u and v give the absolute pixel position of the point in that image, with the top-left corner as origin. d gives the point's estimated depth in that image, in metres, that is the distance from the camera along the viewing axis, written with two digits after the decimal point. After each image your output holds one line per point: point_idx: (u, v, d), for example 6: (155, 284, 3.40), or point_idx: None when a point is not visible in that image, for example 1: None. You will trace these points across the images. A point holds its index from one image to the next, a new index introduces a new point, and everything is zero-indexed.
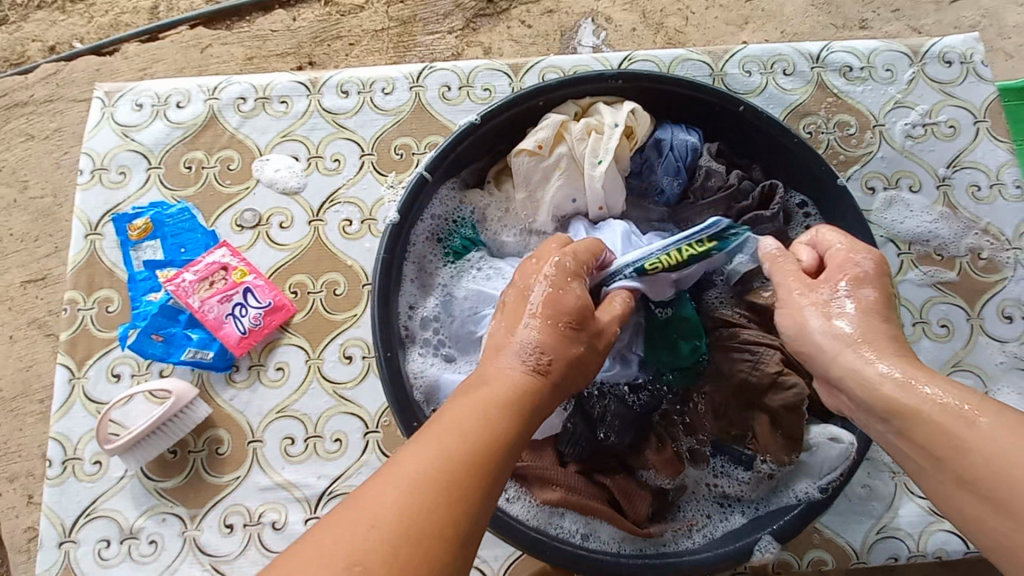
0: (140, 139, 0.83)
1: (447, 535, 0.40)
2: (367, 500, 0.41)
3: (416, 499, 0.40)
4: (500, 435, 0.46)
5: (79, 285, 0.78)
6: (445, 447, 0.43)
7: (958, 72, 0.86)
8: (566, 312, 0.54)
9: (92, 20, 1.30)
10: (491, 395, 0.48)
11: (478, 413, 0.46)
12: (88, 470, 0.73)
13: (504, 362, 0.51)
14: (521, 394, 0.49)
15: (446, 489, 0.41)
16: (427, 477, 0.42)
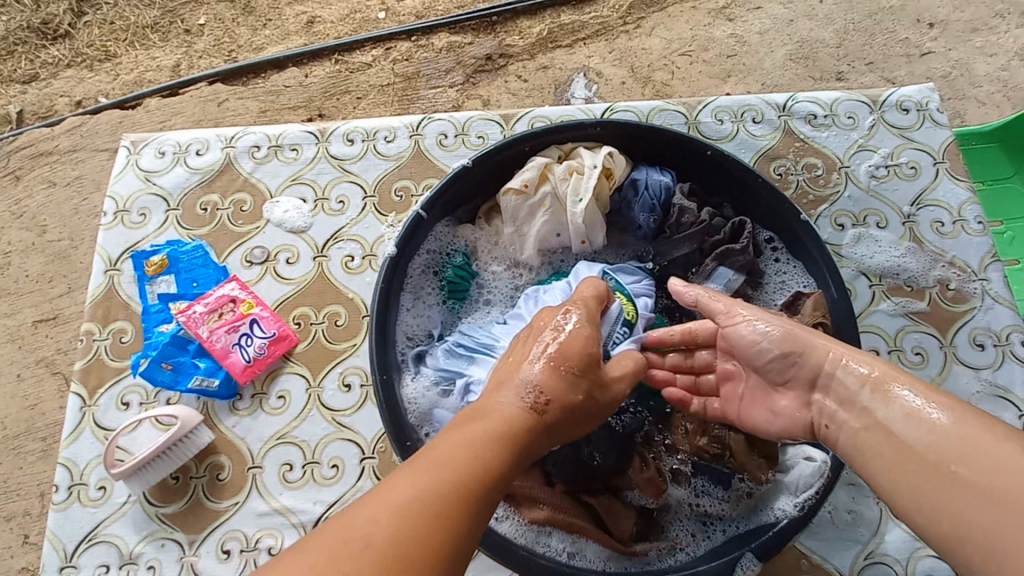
0: (161, 183, 0.90)
1: (434, 553, 0.42)
2: (359, 514, 0.43)
3: (408, 517, 0.43)
4: (492, 464, 0.49)
5: (96, 317, 0.83)
6: (437, 473, 0.46)
7: (915, 118, 0.94)
8: (570, 359, 0.57)
9: (117, 76, 1.42)
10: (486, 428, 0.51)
11: (471, 444, 0.49)
12: (93, 495, 0.75)
13: (501, 399, 0.55)
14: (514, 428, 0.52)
15: (435, 510, 0.44)
16: (416, 500, 0.44)
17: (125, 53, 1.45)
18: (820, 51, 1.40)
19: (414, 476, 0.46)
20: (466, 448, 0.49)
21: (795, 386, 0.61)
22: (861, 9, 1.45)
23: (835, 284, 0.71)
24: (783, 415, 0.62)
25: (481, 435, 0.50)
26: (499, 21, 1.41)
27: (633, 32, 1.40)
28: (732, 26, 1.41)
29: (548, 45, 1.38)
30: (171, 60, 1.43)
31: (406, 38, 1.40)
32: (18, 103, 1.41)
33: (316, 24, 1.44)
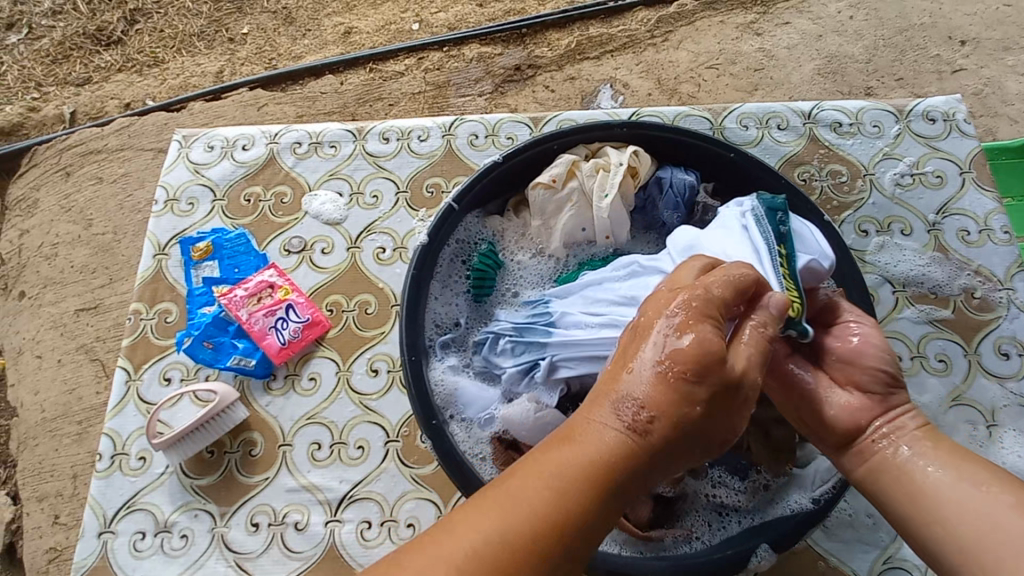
0: (209, 174, 0.96)
1: None
2: (421, 554, 0.44)
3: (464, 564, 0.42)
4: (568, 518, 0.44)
5: (143, 297, 0.88)
6: (511, 521, 0.44)
7: (942, 128, 0.96)
8: (690, 361, 0.48)
9: (164, 81, 1.51)
10: (578, 461, 0.46)
11: (555, 488, 0.45)
12: (133, 465, 0.79)
13: (603, 422, 0.48)
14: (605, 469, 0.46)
15: (502, 568, 0.42)
16: (485, 552, 0.43)
17: (172, 60, 1.54)
18: (848, 66, 1.41)
19: (488, 521, 0.44)
20: (547, 492, 0.45)
21: (871, 391, 0.62)
22: (890, 26, 1.46)
23: (857, 284, 0.73)
24: (844, 410, 0.62)
25: (567, 475, 0.46)
26: (528, 34, 1.46)
27: (660, 45, 1.43)
28: (760, 40, 1.43)
29: (576, 57, 1.42)
30: (215, 66, 1.51)
31: (438, 48, 1.46)
32: (72, 104, 1.49)
33: (353, 35, 1.51)
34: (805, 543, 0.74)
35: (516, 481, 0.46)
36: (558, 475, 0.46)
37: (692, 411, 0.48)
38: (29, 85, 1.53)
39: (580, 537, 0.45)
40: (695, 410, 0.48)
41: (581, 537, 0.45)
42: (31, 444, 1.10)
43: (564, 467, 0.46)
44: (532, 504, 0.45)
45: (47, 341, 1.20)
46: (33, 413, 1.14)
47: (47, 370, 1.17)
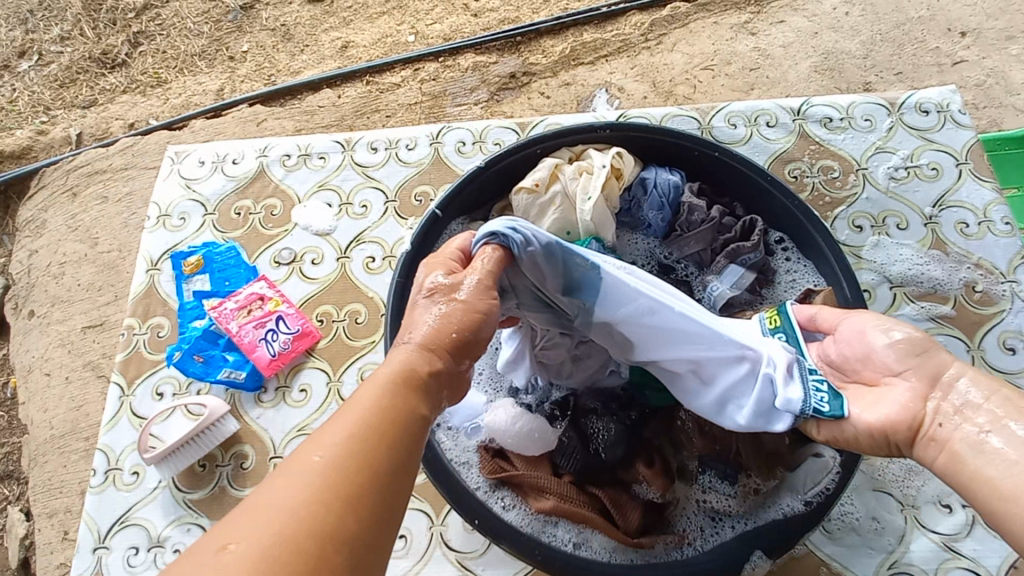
0: (200, 190, 0.97)
1: (357, 508, 0.41)
2: (274, 496, 0.40)
3: (325, 480, 0.41)
4: (403, 414, 0.47)
5: (136, 313, 0.89)
6: (341, 439, 0.44)
7: (936, 120, 0.95)
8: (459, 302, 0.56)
9: (166, 101, 1.53)
10: (375, 380, 0.49)
11: (381, 394, 0.47)
12: (127, 479, 0.80)
13: (401, 350, 0.52)
14: (411, 369, 0.50)
15: (359, 466, 0.43)
16: (340, 463, 0.42)
17: (174, 79, 1.56)
18: (846, 62, 1.39)
19: (306, 457, 0.42)
20: (356, 409, 0.46)
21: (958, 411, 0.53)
22: (887, 21, 1.44)
23: (849, 280, 0.72)
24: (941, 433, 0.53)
25: (390, 385, 0.48)
26: (522, 41, 1.46)
27: (654, 49, 1.43)
28: (755, 40, 1.43)
29: (570, 63, 1.42)
30: (215, 84, 1.53)
31: (433, 59, 1.47)
32: (78, 126, 1.52)
33: (350, 49, 1.52)
34: (806, 548, 0.72)
35: (349, 405, 0.47)
36: (379, 389, 0.48)
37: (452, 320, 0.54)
38: (38, 110, 1.56)
39: (417, 426, 0.48)
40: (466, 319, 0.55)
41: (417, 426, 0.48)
42: (40, 462, 1.11)
43: (378, 379, 0.49)
44: (347, 428, 0.45)
45: (55, 359, 1.21)
46: (42, 430, 1.15)
47: (56, 388, 1.18)
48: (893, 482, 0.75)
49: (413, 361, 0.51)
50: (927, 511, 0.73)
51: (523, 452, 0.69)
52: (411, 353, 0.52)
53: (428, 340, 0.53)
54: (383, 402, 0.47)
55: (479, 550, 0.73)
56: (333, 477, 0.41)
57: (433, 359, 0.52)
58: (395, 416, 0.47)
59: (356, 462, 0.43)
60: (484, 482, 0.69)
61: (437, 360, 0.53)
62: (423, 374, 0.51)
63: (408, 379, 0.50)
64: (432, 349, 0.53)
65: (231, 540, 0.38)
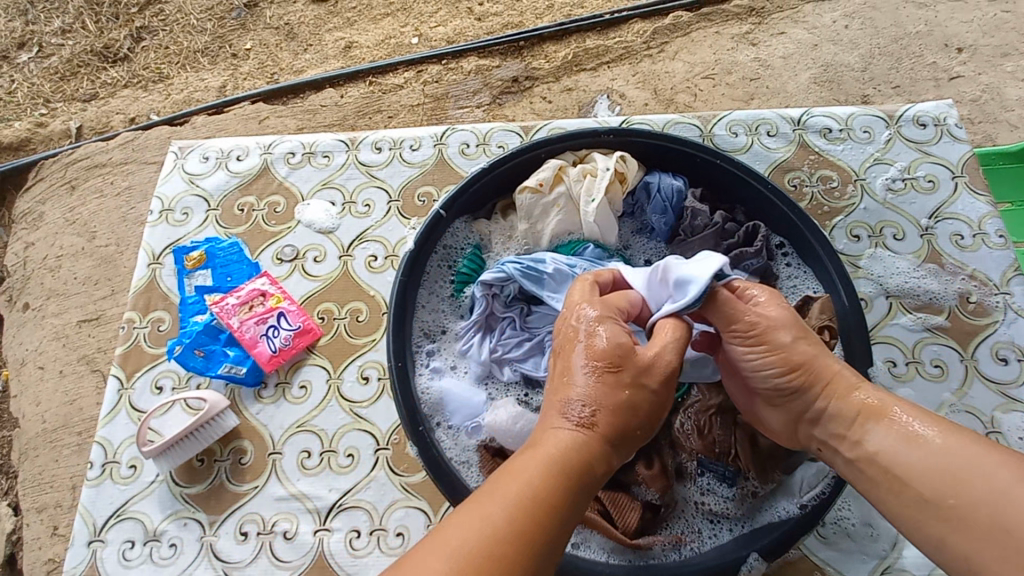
0: (204, 185, 0.98)
1: None
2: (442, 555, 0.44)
3: (488, 553, 0.44)
4: (563, 500, 0.50)
5: (137, 306, 0.89)
6: (507, 514, 0.47)
7: (933, 133, 0.96)
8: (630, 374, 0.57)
9: (167, 96, 1.53)
10: (547, 462, 0.51)
11: (544, 472, 0.50)
12: (124, 473, 0.79)
13: (568, 423, 0.55)
14: (574, 452, 0.52)
15: (518, 546, 0.46)
16: (504, 538, 0.46)
17: (176, 75, 1.56)
18: (845, 74, 1.41)
19: (473, 521, 0.46)
20: (524, 492, 0.49)
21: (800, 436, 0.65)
22: (886, 35, 1.46)
23: (847, 287, 0.73)
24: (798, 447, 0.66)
25: (557, 465, 0.51)
26: (525, 46, 1.48)
27: (656, 56, 1.45)
28: (756, 50, 1.44)
29: (573, 69, 1.44)
30: (218, 81, 1.54)
31: (437, 61, 1.48)
32: (78, 119, 1.52)
33: (353, 49, 1.53)
34: (800, 552, 0.73)
35: (518, 477, 0.50)
36: (546, 468, 0.50)
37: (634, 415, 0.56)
38: (37, 102, 1.56)
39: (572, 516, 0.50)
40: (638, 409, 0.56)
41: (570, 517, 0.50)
42: (31, 455, 1.11)
43: (542, 455, 0.52)
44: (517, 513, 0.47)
45: (49, 352, 1.20)
46: (34, 423, 1.15)
47: (49, 381, 1.18)
48: None
49: (586, 449, 0.53)
50: None
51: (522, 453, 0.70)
52: (582, 436, 0.54)
53: (608, 432, 0.55)
54: (548, 487, 0.49)
55: None
56: (501, 559, 0.44)
57: (599, 448, 0.54)
58: (556, 502, 0.49)
59: (523, 555, 0.46)
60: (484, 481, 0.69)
61: (609, 457, 0.55)
62: (593, 467, 0.53)
63: (574, 463, 0.52)
64: (607, 442, 0.54)
65: None
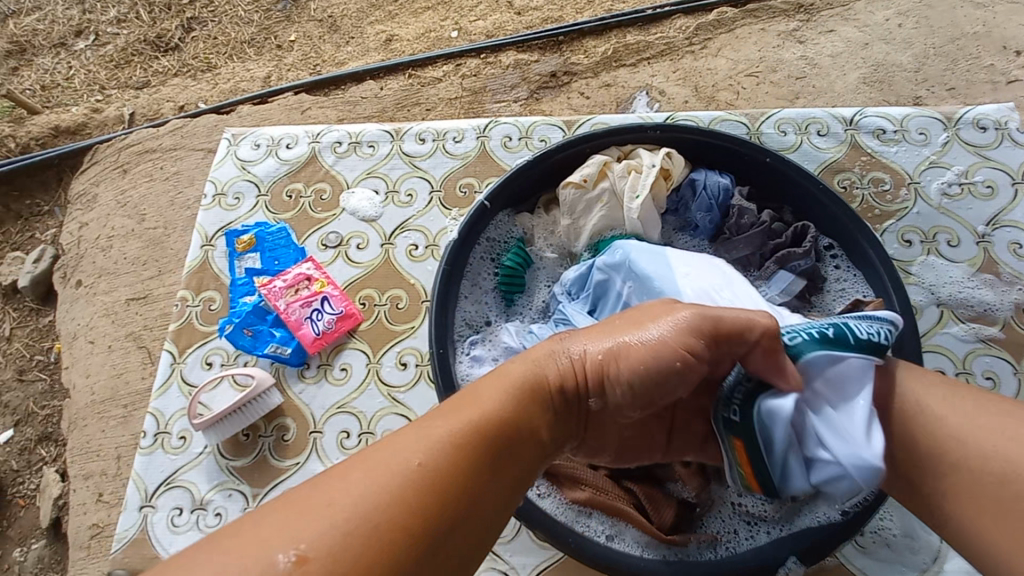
0: (255, 171, 1.01)
1: (452, 492, 0.44)
2: (392, 457, 0.45)
3: (436, 460, 0.45)
4: (518, 422, 0.51)
5: (190, 286, 0.93)
6: (459, 428, 0.48)
7: (994, 137, 0.92)
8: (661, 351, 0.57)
9: (215, 85, 1.58)
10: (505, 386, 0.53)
11: (501, 396, 0.52)
12: (175, 443, 0.83)
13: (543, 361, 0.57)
14: (533, 383, 0.55)
15: (466, 457, 0.46)
16: (452, 448, 0.47)
17: (224, 65, 1.61)
18: (896, 75, 1.36)
19: (424, 431, 0.48)
20: (481, 413, 0.50)
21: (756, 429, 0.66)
22: (941, 35, 1.41)
23: (898, 292, 0.71)
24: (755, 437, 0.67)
25: (515, 391, 0.53)
26: (564, 41, 1.47)
27: (698, 53, 1.42)
28: (802, 48, 1.41)
29: (612, 65, 1.43)
30: (263, 72, 1.58)
31: (475, 55, 1.49)
32: (131, 106, 1.58)
33: (394, 42, 1.55)
34: (836, 559, 0.71)
35: (476, 398, 0.52)
36: (502, 393, 0.53)
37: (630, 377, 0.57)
38: (94, 88, 1.63)
39: (523, 440, 0.51)
40: (636, 373, 0.57)
41: (524, 442, 0.51)
42: (80, 425, 1.17)
43: (501, 380, 0.54)
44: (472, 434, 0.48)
45: (100, 328, 1.27)
46: (83, 395, 1.21)
47: (98, 355, 1.24)
48: None
49: (545, 380, 0.55)
50: None
51: None
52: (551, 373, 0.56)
53: (578, 369, 0.57)
54: (502, 409, 0.51)
55: (508, 537, 0.74)
56: (445, 465, 0.45)
57: (563, 379, 0.56)
58: (509, 424, 0.50)
59: (470, 466, 0.46)
60: None
61: (574, 390, 0.56)
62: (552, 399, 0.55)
63: (531, 390, 0.54)
64: (576, 383, 0.56)
65: (350, 484, 0.43)
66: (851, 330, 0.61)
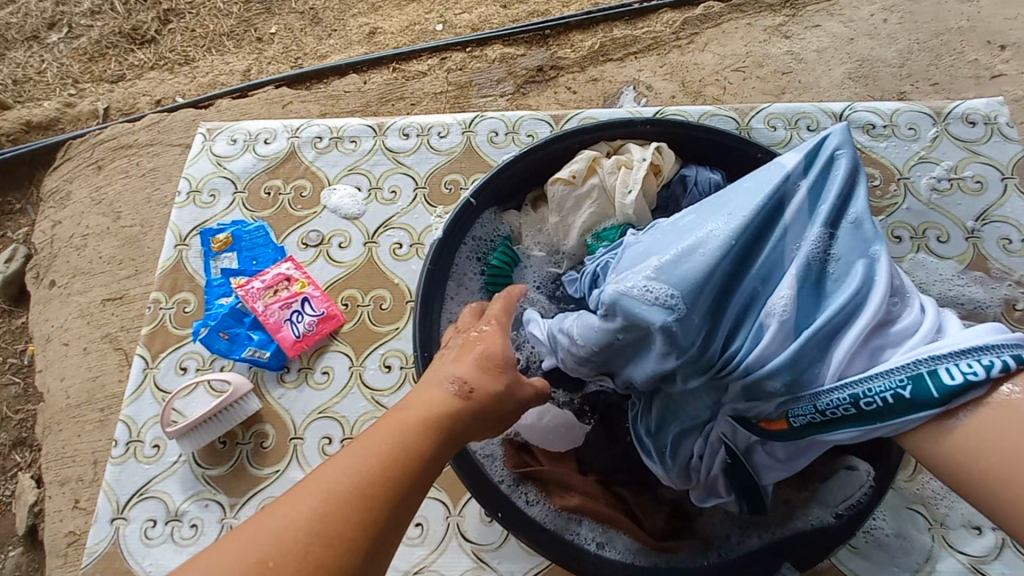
0: (231, 167, 0.97)
1: (364, 533, 0.43)
2: (301, 501, 0.43)
3: (346, 502, 0.43)
4: (435, 450, 0.49)
5: (163, 287, 0.89)
6: (374, 460, 0.46)
7: (982, 132, 0.92)
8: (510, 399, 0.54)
9: (193, 79, 1.53)
10: (420, 413, 0.50)
11: (417, 423, 0.49)
12: (148, 452, 0.80)
13: (438, 387, 0.52)
14: (446, 410, 0.50)
15: (380, 495, 0.45)
16: (366, 485, 0.44)
17: (202, 58, 1.56)
18: (881, 70, 1.36)
19: (337, 468, 0.45)
20: (396, 443, 0.47)
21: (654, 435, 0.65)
22: (925, 30, 1.41)
23: None
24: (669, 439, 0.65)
25: (431, 418, 0.50)
26: (551, 35, 1.45)
27: (685, 47, 1.41)
28: (788, 43, 1.40)
29: (599, 59, 1.41)
30: (242, 65, 1.53)
31: (460, 49, 1.46)
32: (106, 100, 1.52)
33: (378, 35, 1.51)
34: (830, 561, 0.71)
35: (391, 425, 0.49)
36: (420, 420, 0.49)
37: (489, 415, 0.53)
38: (67, 82, 1.56)
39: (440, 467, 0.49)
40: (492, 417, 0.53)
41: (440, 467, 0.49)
42: (55, 429, 1.12)
43: (415, 406, 0.50)
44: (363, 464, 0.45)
45: (74, 329, 1.22)
46: (58, 398, 1.16)
47: (74, 357, 1.19)
48: (923, 499, 0.73)
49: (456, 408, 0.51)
50: (956, 532, 0.71)
51: (548, 447, 0.72)
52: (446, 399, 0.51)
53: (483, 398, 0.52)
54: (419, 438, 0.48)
55: (496, 543, 0.72)
56: (357, 506, 0.43)
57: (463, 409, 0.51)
58: (425, 452, 0.48)
59: (383, 503, 0.44)
60: (508, 475, 0.69)
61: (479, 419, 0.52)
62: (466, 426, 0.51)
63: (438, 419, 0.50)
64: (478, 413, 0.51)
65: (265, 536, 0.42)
66: (936, 382, 0.48)
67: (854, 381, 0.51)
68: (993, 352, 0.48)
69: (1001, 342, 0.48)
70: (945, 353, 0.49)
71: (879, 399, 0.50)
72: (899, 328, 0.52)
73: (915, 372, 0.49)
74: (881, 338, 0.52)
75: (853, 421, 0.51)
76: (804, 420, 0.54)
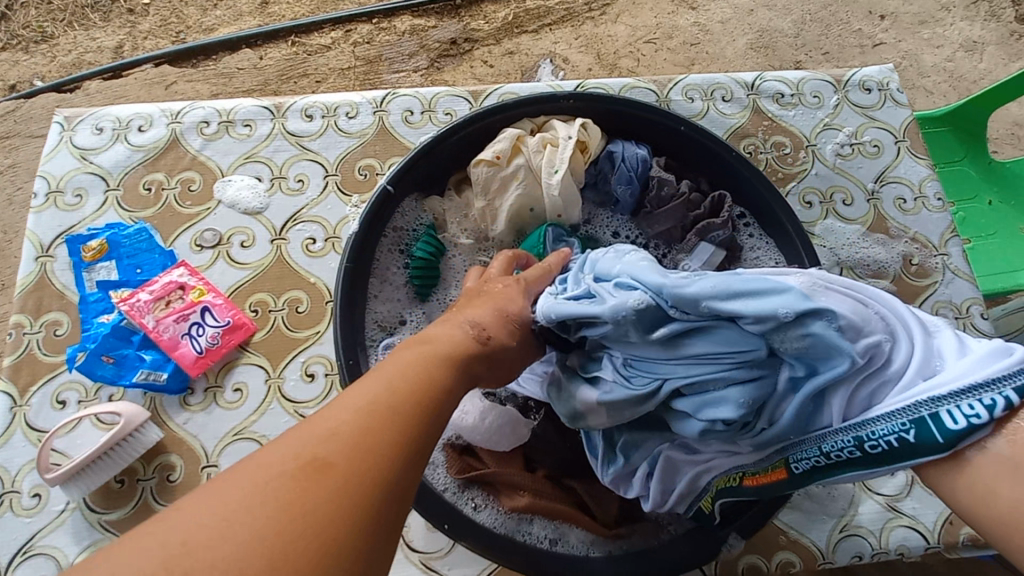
0: (99, 161, 0.83)
1: (384, 474, 0.36)
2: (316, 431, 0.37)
3: (366, 434, 0.37)
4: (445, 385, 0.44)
5: (26, 308, 0.76)
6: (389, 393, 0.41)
7: (877, 98, 0.97)
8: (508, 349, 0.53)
9: (53, 58, 1.30)
10: (431, 352, 0.46)
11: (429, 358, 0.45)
12: (26, 504, 0.68)
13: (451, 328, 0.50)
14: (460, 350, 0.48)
15: (398, 429, 0.39)
16: (383, 417, 0.39)
17: (62, 34, 1.31)
18: (779, 40, 1.42)
19: (352, 401, 0.39)
20: (408, 380, 0.43)
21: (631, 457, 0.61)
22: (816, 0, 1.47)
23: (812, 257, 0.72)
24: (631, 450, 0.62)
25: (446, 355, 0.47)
26: (462, 4, 1.36)
27: (598, 19, 1.38)
28: (695, 14, 1.41)
29: (513, 30, 1.35)
30: (113, 41, 1.31)
31: (367, 20, 1.34)
32: None
33: (271, 5, 1.35)
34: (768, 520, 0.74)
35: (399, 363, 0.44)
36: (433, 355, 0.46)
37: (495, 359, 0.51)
38: None
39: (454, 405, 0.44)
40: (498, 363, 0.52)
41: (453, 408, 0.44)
42: None
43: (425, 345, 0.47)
44: (388, 389, 0.41)
45: None
46: None
47: None
48: None
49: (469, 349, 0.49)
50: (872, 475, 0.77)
51: (493, 448, 0.69)
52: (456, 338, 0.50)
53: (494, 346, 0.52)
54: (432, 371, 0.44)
55: (445, 549, 0.69)
56: (380, 440, 0.37)
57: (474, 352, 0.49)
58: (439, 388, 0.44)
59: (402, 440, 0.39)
60: (452, 482, 0.67)
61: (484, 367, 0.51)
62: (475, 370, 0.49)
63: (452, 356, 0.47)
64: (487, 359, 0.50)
65: (272, 471, 0.34)
66: (939, 424, 0.44)
67: (856, 423, 0.48)
68: (992, 388, 0.43)
69: (1003, 376, 0.43)
70: (944, 395, 0.44)
71: (886, 440, 0.47)
72: (887, 369, 0.48)
73: (916, 414, 0.45)
74: (872, 388, 0.49)
75: (862, 465, 0.49)
76: (805, 466, 0.52)
